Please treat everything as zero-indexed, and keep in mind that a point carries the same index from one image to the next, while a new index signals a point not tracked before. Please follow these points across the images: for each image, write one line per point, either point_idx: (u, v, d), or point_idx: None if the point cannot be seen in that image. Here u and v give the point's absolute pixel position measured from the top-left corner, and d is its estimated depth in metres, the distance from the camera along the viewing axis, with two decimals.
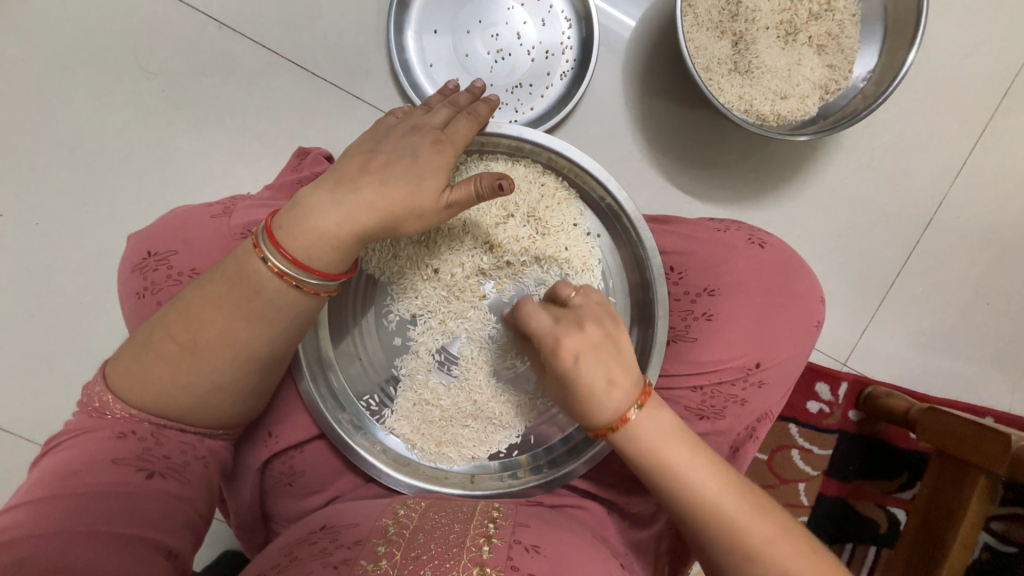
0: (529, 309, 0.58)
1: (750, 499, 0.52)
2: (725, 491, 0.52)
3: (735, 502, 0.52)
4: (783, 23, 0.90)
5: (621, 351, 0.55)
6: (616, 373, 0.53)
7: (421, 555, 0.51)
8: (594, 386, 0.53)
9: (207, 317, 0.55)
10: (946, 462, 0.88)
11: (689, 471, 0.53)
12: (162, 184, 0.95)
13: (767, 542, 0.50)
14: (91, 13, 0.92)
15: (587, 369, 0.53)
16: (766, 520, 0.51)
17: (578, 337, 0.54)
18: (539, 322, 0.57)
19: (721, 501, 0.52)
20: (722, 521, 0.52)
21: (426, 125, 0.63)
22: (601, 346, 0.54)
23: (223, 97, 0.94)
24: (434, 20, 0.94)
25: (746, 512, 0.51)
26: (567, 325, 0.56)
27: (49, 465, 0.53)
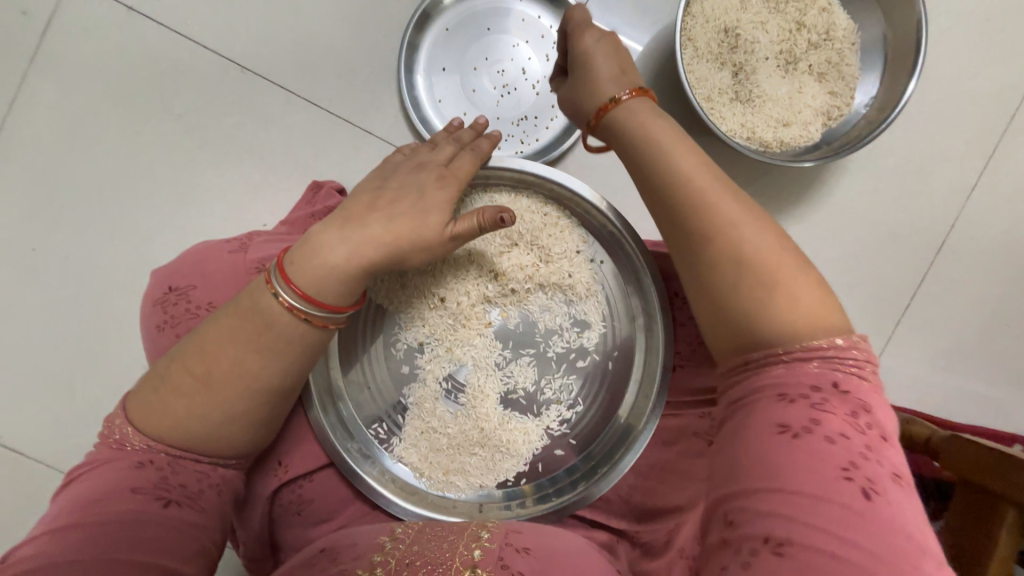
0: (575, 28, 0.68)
1: (736, 201, 0.53)
2: (709, 183, 0.54)
3: (720, 201, 0.52)
4: (783, 53, 0.92)
5: (638, 85, 0.64)
6: (623, 73, 0.65)
7: (414, 561, 0.52)
8: (603, 73, 0.65)
9: (221, 349, 0.57)
10: (971, 492, 0.84)
11: (668, 140, 0.57)
12: (183, 218, 0.99)
13: (745, 231, 0.51)
14: (123, 61, 0.98)
15: (603, 59, 0.66)
16: (757, 227, 0.51)
17: (602, 48, 0.67)
18: (585, 38, 0.67)
19: (703, 186, 0.53)
20: (696, 189, 0.53)
21: (431, 162, 0.66)
22: (622, 83, 0.64)
23: (243, 135, 0.99)
24: (441, 59, 0.99)
25: (725, 201, 0.53)
26: (601, 44, 0.67)
27: (70, 495, 0.54)
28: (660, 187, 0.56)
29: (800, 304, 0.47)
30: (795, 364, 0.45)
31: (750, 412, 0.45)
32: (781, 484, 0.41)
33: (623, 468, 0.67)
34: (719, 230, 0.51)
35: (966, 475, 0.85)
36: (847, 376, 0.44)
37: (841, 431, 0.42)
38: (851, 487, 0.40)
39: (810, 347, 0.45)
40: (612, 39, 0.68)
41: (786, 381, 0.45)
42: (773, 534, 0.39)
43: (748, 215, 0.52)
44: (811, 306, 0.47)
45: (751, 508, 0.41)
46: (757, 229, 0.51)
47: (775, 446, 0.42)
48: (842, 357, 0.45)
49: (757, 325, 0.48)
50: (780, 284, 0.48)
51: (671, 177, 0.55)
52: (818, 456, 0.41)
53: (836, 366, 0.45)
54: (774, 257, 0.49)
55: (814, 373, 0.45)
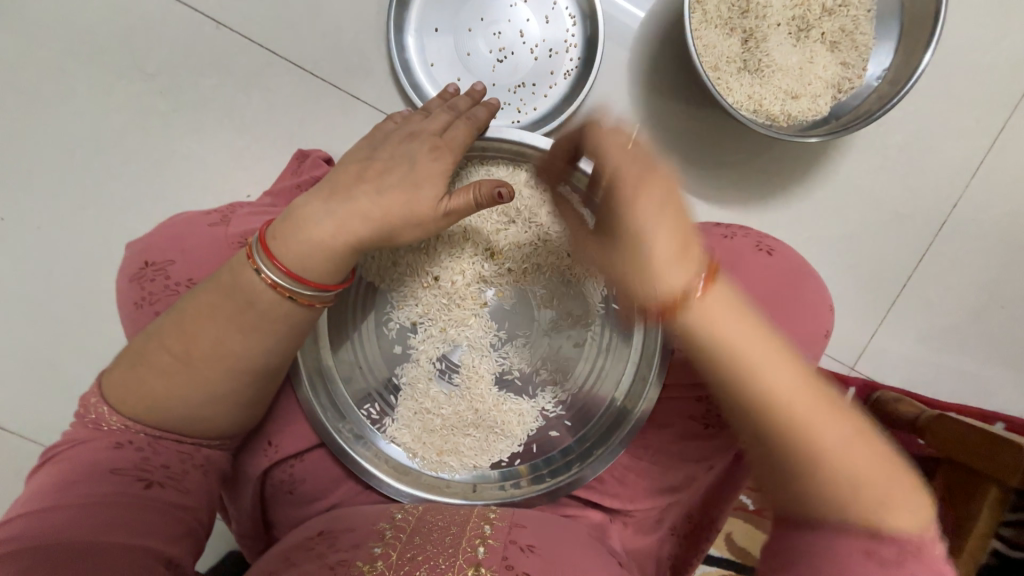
0: (594, 125, 0.56)
1: (818, 394, 0.47)
2: (794, 381, 0.48)
3: (806, 399, 0.47)
4: (795, 19, 0.87)
5: (681, 210, 0.53)
6: (674, 230, 0.52)
7: (417, 555, 0.52)
8: (660, 236, 0.53)
9: (201, 327, 0.55)
10: (956, 472, 0.86)
11: (749, 335, 0.49)
12: (160, 187, 0.94)
13: (827, 433, 0.46)
14: (86, 13, 0.91)
15: (646, 203, 0.53)
16: (839, 421, 0.46)
17: (637, 170, 0.54)
18: (613, 142, 0.54)
19: (788, 391, 0.47)
20: (785, 401, 0.47)
21: (424, 131, 0.62)
22: (660, 208, 0.53)
23: (222, 98, 0.93)
24: (434, 18, 0.92)
25: (811, 396, 0.47)
26: (629, 161, 0.54)
27: (46, 476, 0.53)
28: (743, 396, 0.49)
29: (888, 501, 0.44)
30: (876, 537, 0.43)
31: (829, 547, 0.44)
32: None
33: (618, 449, 0.67)
34: (800, 443, 0.46)
35: (949, 454, 0.86)
36: (931, 538, 0.43)
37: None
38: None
39: (898, 538, 0.43)
40: (628, 81, 0.55)
41: (857, 537, 0.43)
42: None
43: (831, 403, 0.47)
44: (905, 503, 0.44)
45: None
46: (843, 425, 0.46)
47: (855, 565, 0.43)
48: (925, 532, 0.43)
49: (811, 493, 0.45)
50: (869, 481, 0.44)
51: (746, 384, 0.49)
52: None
53: (920, 542, 0.43)
54: (860, 452, 0.45)
55: (900, 536, 0.43)
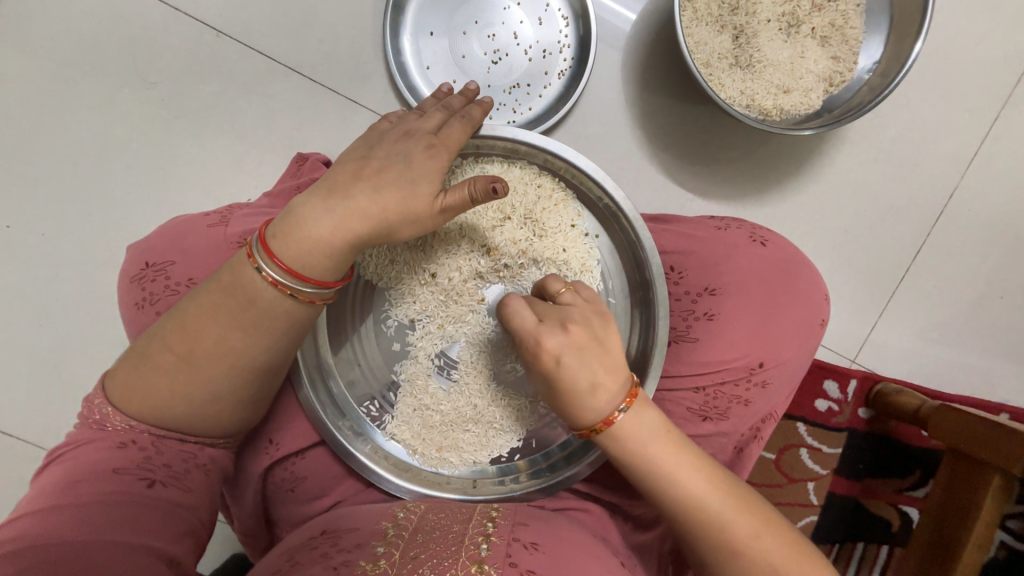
0: (513, 305, 0.58)
1: (729, 493, 0.53)
2: (708, 487, 0.53)
3: (719, 503, 0.52)
4: (785, 15, 0.88)
5: (609, 352, 0.54)
6: (600, 375, 0.53)
7: (420, 554, 0.51)
8: (581, 396, 0.53)
9: (202, 326, 0.55)
10: (960, 463, 0.85)
11: (670, 455, 0.54)
12: (163, 193, 0.95)
13: (738, 528, 0.52)
14: (89, 24, 0.92)
15: (568, 345, 0.54)
16: (748, 515, 0.52)
17: (560, 337, 0.54)
18: (523, 319, 0.57)
19: (703, 498, 0.53)
20: (702, 506, 0.53)
21: (419, 130, 0.63)
22: (585, 347, 0.54)
23: (222, 105, 0.95)
24: (429, 22, 0.94)
25: (722, 500, 0.53)
26: (550, 325, 0.55)
27: (52, 476, 0.53)
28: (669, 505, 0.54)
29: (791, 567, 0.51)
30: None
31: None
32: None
33: None
34: (721, 543, 0.52)
35: (959, 446, 0.85)
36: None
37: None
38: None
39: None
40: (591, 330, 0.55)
41: None
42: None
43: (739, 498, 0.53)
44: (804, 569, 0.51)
45: None
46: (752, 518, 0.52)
47: None
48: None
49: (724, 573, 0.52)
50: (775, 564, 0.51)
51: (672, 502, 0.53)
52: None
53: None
54: (769, 542, 0.51)
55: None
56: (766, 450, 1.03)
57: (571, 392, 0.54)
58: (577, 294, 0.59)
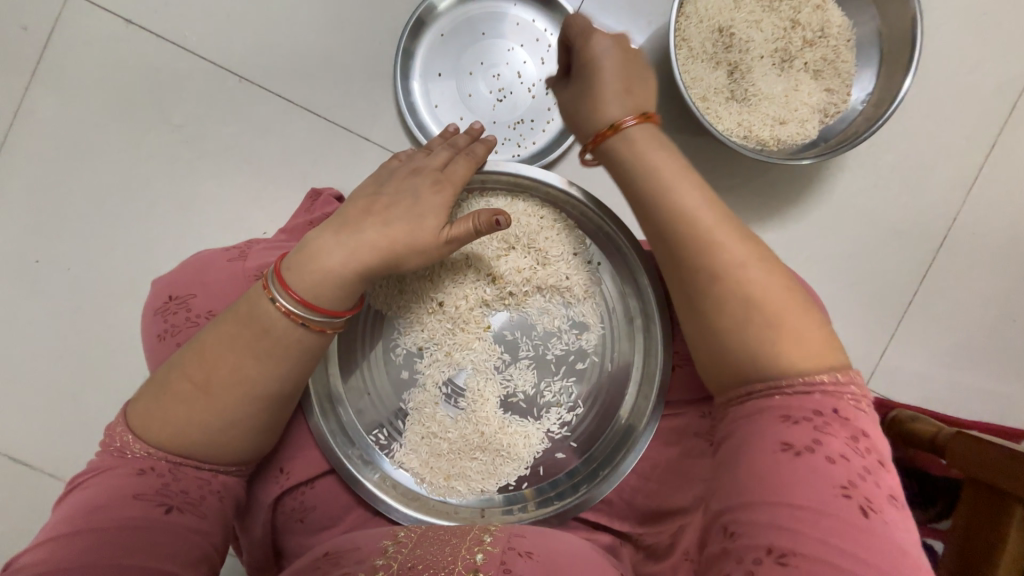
0: (590, 31, 0.64)
1: (750, 252, 0.53)
2: (727, 236, 0.54)
3: (727, 239, 0.53)
4: (778, 51, 0.92)
5: (638, 97, 0.63)
6: (631, 94, 0.62)
7: (416, 565, 0.52)
8: (612, 79, 0.62)
9: (221, 355, 0.58)
10: (981, 491, 0.82)
11: (677, 174, 0.57)
12: (183, 228, 1.00)
13: (749, 269, 0.52)
14: (121, 72, 0.99)
15: (613, 55, 0.63)
16: (764, 273, 0.52)
17: (614, 67, 0.63)
18: (596, 40, 0.64)
19: (709, 225, 0.54)
20: (710, 249, 0.53)
21: (426, 167, 0.67)
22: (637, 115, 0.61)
23: (242, 143, 1.00)
24: (437, 64, 0.99)
25: (734, 243, 0.53)
26: (619, 60, 0.63)
27: (72, 503, 0.54)
28: (686, 263, 0.55)
29: (804, 342, 0.50)
30: (801, 394, 0.48)
31: (755, 427, 0.48)
32: (787, 502, 0.43)
33: (624, 469, 0.67)
34: (726, 295, 0.52)
35: (974, 473, 0.83)
36: (845, 399, 0.47)
37: (842, 453, 0.45)
38: (847, 503, 0.43)
39: (799, 368, 0.49)
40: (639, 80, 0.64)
41: (785, 397, 0.48)
42: (776, 545, 0.42)
43: (760, 261, 0.53)
44: (812, 343, 0.50)
45: (755, 522, 0.44)
46: (778, 289, 0.51)
47: (776, 457, 0.45)
48: (842, 386, 0.48)
49: (731, 329, 0.52)
50: (784, 324, 0.50)
51: (672, 222, 0.55)
52: (818, 473, 0.44)
53: (830, 387, 0.48)
54: (781, 289, 0.51)
55: (808, 380, 0.48)
56: None
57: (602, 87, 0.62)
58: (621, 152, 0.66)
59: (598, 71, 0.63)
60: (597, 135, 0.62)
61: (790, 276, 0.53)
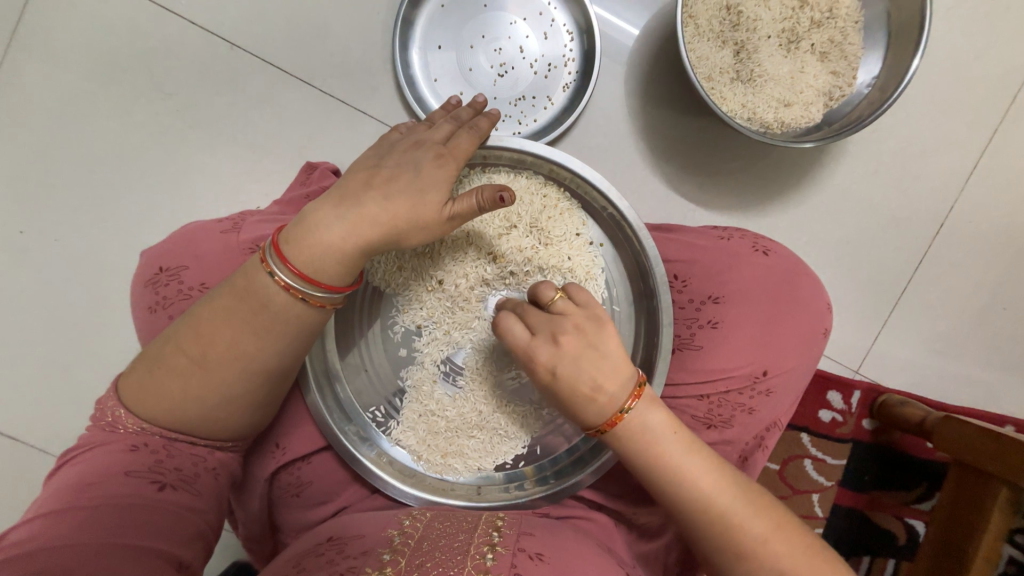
0: (507, 322, 0.59)
1: (741, 494, 0.53)
2: (720, 489, 0.53)
3: (728, 500, 0.52)
4: (785, 32, 0.90)
5: (603, 357, 0.55)
6: (600, 376, 0.54)
7: (426, 562, 0.51)
8: (580, 381, 0.55)
9: (216, 330, 0.56)
10: (967, 473, 0.85)
11: (695, 464, 0.54)
12: (174, 200, 0.97)
13: (726, 505, 0.52)
14: (107, 36, 0.95)
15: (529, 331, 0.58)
16: (760, 516, 0.52)
17: (551, 350, 0.56)
18: (516, 336, 0.58)
19: (714, 495, 0.53)
20: (719, 511, 0.52)
21: (428, 140, 0.65)
22: (578, 356, 0.55)
23: (234, 114, 0.97)
24: (437, 36, 0.96)
25: (742, 507, 0.52)
26: (541, 338, 0.56)
27: (63, 479, 0.53)
28: (697, 530, 0.53)
29: None
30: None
31: None
32: None
33: None
34: (757, 557, 0.51)
35: (962, 457, 0.85)
36: None
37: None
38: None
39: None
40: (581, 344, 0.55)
41: None
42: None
43: (772, 518, 0.52)
44: None
45: None
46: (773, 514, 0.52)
47: None
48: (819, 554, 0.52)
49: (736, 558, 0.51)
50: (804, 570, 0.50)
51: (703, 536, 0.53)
52: None
53: None
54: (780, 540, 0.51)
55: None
56: (770, 461, 1.02)
57: (581, 403, 0.55)
58: (572, 300, 0.59)
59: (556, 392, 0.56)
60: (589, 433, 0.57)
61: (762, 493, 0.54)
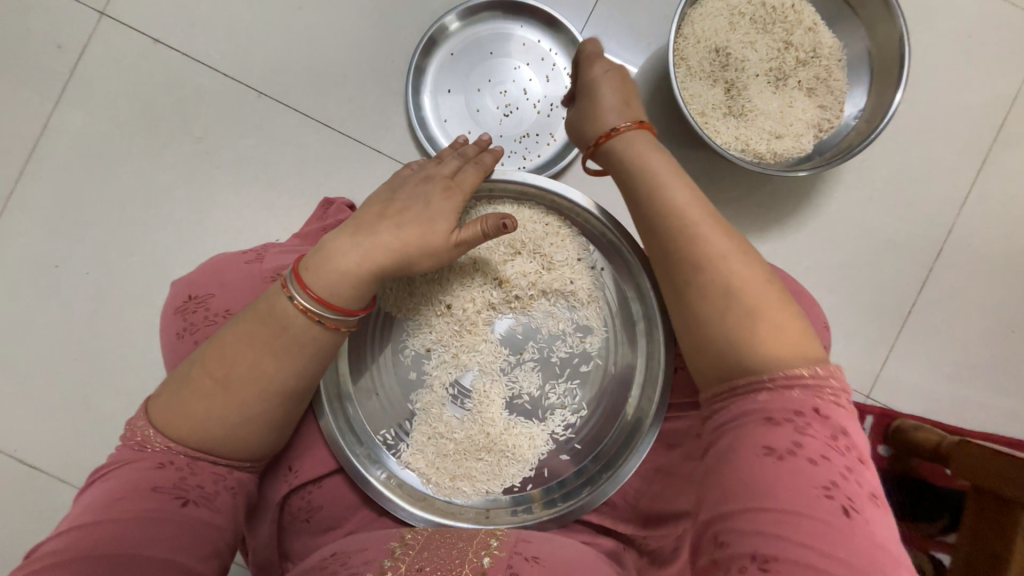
0: (590, 49, 0.72)
1: (710, 215, 0.57)
2: (687, 197, 0.59)
3: (694, 209, 0.57)
4: (773, 70, 0.96)
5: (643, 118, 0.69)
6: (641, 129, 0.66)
7: (424, 567, 0.52)
8: (609, 103, 0.68)
9: (240, 352, 0.59)
10: (985, 501, 0.80)
11: (669, 177, 0.61)
12: (198, 235, 1.03)
13: (693, 212, 0.57)
14: (145, 88, 1.04)
15: (608, 80, 0.70)
16: (723, 235, 0.56)
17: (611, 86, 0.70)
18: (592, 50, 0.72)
19: (680, 198, 0.59)
20: (682, 217, 0.57)
21: (437, 174, 0.70)
22: (629, 98, 0.69)
23: (259, 155, 1.04)
24: (447, 81, 1.04)
25: (712, 223, 0.57)
26: (608, 78, 0.70)
27: (93, 494, 0.55)
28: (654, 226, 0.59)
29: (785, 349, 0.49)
30: (779, 391, 0.47)
31: (739, 432, 0.47)
32: (764, 505, 0.42)
33: (628, 471, 0.68)
34: (707, 256, 0.55)
35: (980, 484, 0.82)
36: (827, 399, 0.46)
37: (821, 453, 0.44)
38: (830, 504, 0.42)
39: (779, 361, 0.48)
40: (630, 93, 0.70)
41: (766, 404, 0.47)
42: (763, 552, 0.41)
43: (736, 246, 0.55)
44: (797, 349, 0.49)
45: (738, 530, 0.43)
46: (780, 309, 0.52)
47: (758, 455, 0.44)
48: (822, 380, 0.47)
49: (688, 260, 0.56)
50: (766, 316, 0.51)
51: (669, 217, 0.58)
52: (799, 474, 0.43)
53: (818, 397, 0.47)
54: (745, 264, 0.54)
55: (785, 372, 0.48)
56: None
57: (658, 175, 0.61)
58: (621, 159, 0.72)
59: (596, 99, 0.69)
60: (600, 136, 0.67)
61: (800, 312, 0.53)
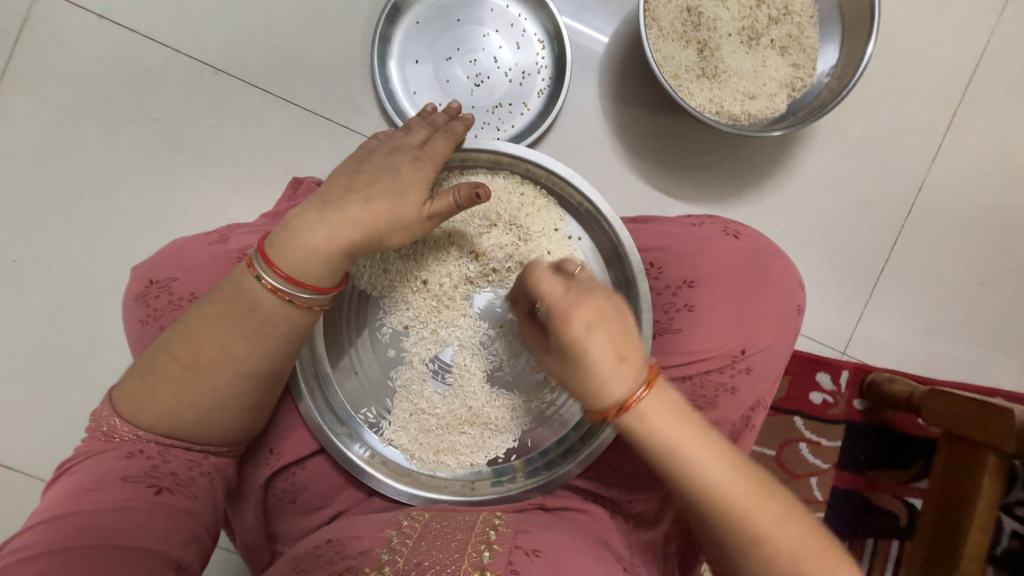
0: (538, 274, 0.56)
1: (712, 448, 0.52)
2: (688, 436, 0.52)
3: (695, 450, 0.51)
4: (745, 29, 0.94)
5: (626, 327, 0.53)
6: (625, 346, 0.52)
7: (423, 561, 0.52)
8: (600, 370, 0.51)
9: (207, 335, 0.58)
10: (957, 446, 0.86)
11: (668, 421, 0.52)
12: (163, 222, 0.99)
13: (695, 461, 0.51)
14: (94, 67, 0.98)
15: (589, 344, 0.52)
16: (725, 465, 0.51)
17: (586, 307, 0.53)
18: (549, 285, 0.55)
19: (678, 439, 0.51)
20: (686, 467, 0.51)
21: (405, 145, 0.68)
22: (607, 317, 0.53)
23: (221, 136, 1.00)
24: (414, 51, 1.00)
25: (710, 453, 0.51)
26: (575, 295, 0.53)
27: (60, 488, 0.54)
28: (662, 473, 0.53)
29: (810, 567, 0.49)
30: None
31: None
32: None
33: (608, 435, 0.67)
34: (721, 507, 0.51)
35: (952, 429, 0.86)
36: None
37: None
38: None
39: None
40: (599, 300, 0.54)
41: None
42: None
43: (740, 476, 0.51)
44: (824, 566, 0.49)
45: None
46: (791, 527, 0.50)
47: None
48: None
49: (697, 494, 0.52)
50: (800, 555, 0.49)
51: (672, 467, 0.52)
52: None
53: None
54: (758, 506, 0.50)
55: None
56: (766, 447, 1.03)
57: (655, 429, 0.52)
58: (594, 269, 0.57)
59: (581, 360, 0.52)
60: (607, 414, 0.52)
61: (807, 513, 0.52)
